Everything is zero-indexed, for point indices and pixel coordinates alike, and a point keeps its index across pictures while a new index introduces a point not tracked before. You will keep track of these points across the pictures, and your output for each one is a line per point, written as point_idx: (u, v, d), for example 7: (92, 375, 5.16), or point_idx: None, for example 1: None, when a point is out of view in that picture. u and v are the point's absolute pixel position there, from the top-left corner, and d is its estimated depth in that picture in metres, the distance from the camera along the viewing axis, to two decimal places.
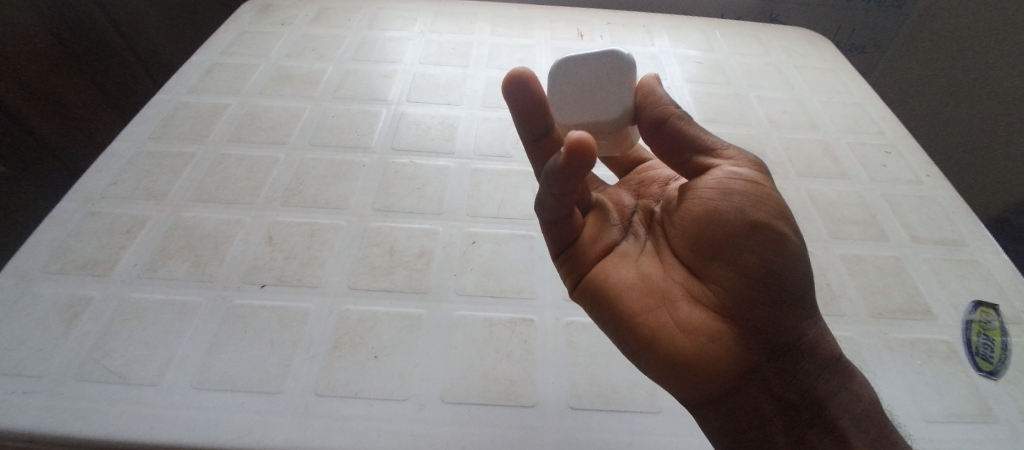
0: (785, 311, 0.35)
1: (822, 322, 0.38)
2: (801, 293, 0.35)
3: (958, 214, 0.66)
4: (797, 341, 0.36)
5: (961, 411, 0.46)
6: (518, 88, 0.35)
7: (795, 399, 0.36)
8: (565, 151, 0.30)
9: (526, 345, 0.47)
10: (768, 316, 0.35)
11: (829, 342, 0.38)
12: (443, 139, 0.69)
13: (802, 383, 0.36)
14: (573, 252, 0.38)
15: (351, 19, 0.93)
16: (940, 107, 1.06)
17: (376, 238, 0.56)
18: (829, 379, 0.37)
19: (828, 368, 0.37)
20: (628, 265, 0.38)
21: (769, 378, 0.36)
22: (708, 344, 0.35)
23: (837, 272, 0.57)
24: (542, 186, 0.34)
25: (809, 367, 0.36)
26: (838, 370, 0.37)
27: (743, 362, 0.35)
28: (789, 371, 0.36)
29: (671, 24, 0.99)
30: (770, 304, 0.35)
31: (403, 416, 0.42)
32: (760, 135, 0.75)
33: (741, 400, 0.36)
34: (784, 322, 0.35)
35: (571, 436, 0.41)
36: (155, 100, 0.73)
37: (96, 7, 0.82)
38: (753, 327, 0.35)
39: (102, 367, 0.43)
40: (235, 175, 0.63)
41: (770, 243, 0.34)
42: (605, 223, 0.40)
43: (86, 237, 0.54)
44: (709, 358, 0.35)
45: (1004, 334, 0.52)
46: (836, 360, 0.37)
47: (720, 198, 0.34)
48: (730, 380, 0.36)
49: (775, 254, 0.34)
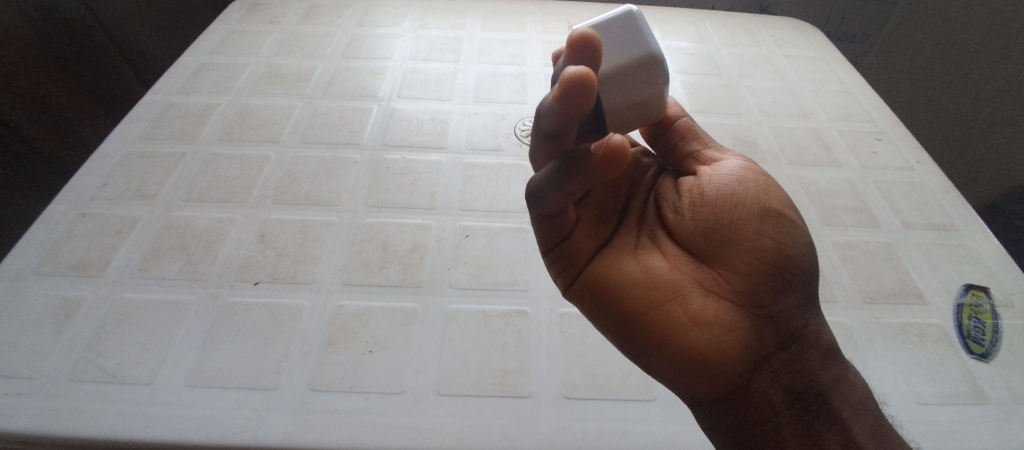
0: (792, 298, 0.35)
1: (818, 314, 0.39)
2: (804, 280, 0.36)
3: (948, 200, 0.66)
4: (802, 330, 0.36)
5: (953, 393, 0.47)
6: (587, 80, 0.26)
7: (805, 391, 0.35)
8: (603, 153, 0.27)
9: (520, 337, 0.47)
10: (777, 303, 0.35)
11: (826, 331, 0.38)
12: (434, 135, 0.69)
13: (810, 375, 0.35)
14: (570, 246, 0.36)
15: (341, 16, 0.92)
16: (931, 97, 1.07)
17: (369, 234, 0.56)
18: (833, 367, 0.36)
19: (831, 358, 0.37)
20: (632, 255, 0.36)
21: (778, 368, 0.35)
22: (720, 335, 0.34)
23: (830, 259, 0.58)
24: (554, 184, 0.31)
25: (814, 358, 0.36)
26: (838, 359, 0.37)
27: (753, 352, 0.35)
28: (797, 361, 0.35)
29: (662, 16, 0.99)
30: (780, 287, 0.35)
31: (400, 409, 0.42)
32: (752, 125, 0.75)
33: (750, 391, 0.35)
34: (790, 309, 0.35)
35: (568, 426, 0.42)
36: (144, 101, 0.72)
37: (86, 9, 0.82)
38: (762, 317, 0.35)
39: (96, 367, 0.43)
40: (227, 173, 0.62)
41: (779, 228, 0.35)
42: (596, 214, 0.38)
43: (76, 239, 0.54)
44: (720, 349, 0.34)
45: (995, 318, 0.53)
46: (835, 351, 0.37)
47: (736, 184, 0.35)
48: (740, 370, 0.34)
49: (784, 239, 0.35)
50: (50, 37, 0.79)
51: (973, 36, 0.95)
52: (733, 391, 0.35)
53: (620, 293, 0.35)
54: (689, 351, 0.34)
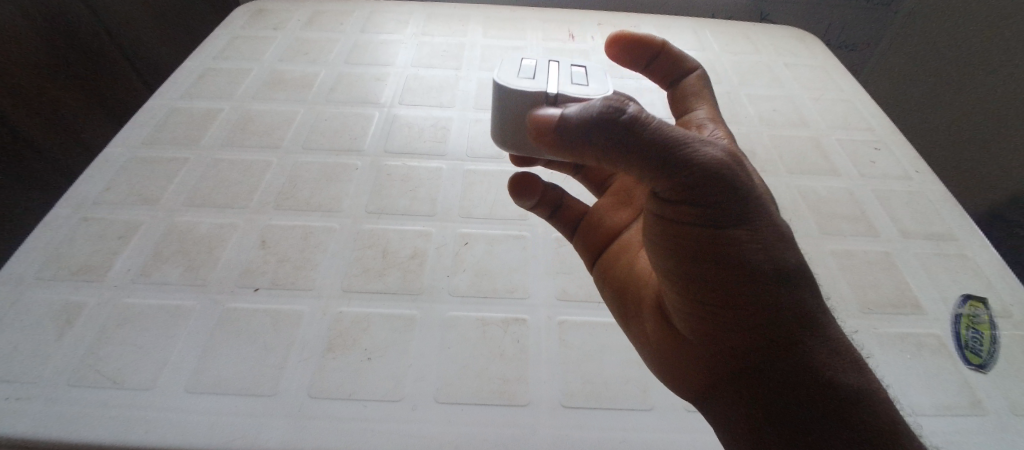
0: (754, 336, 0.30)
1: (838, 349, 0.30)
2: (776, 319, 0.29)
3: (947, 209, 0.67)
4: (775, 369, 0.30)
5: (951, 403, 0.47)
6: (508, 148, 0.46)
7: (768, 438, 0.30)
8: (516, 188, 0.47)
9: (519, 344, 0.48)
10: (731, 338, 0.31)
11: (831, 376, 0.29)
12: (435, 141, 0.70)
13: (785, 421, 0.30)
14: (584, 239, 0.48)
15: (343, 22, 0.93)
16: (931, 107, 1.07)
17: (369, 240, 0.56)
18: (826, 423, 0.29)
19: (826, 408, 0.29)
20: (629, 253, 0.43)
21: (738, 400, 0.32)
22: (679, 346, 0.36)
23: (829, 268, 0.58)
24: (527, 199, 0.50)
25: (796, 402, 0.30)
26: (847, 417, 0.29)
27: (714, 374, 0.33)
28: (765, 400, 0.31)
29: (661, 24, 1.00)
30: (730, 323, 0.31)
31: (397, 416, 0.42)
32: (750, 134, 0.76)
33: (711, 406, 0.35)
34: (752, 346, 0.30)
35: (565, 433, 0.42)
36: (148, 106, 0.73)
37: (90, 13, 0.83)
38: (720, 347, 0.32)
39: (97, 372, 0.44)
40: (229, 179, 0.63)
41: (719, 269, 0.29)
42: (613, 208, 0.47)
43: (79, 243, 0.54)
44: (680, 357, 0.36)
45: (993, 327, 0.53)
46: (842, 400, 0.29)
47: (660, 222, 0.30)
48: (698, 384, 0.35)
49: (727, 278, 0.29)
50: (50, 36, 0.79)
51: (975, 45, 0.96)
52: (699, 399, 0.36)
53: (613, 287, 0.44)
54: (653, 347, 0.39)
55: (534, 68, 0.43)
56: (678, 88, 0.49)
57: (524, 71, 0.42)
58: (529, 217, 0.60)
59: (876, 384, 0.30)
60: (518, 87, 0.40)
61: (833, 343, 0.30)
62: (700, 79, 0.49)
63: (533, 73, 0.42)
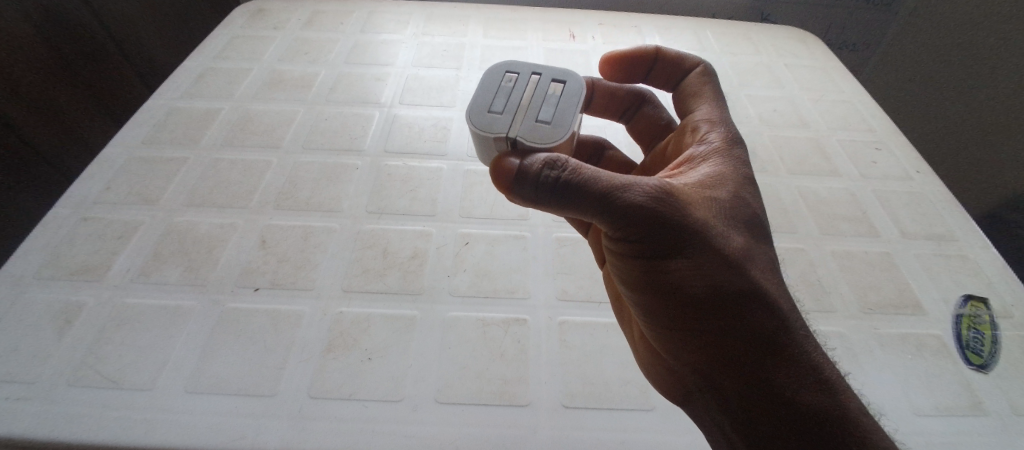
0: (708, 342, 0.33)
1: (796, 352, 0.32)
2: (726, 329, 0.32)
3: (947, 210, 0.66)
4: (732, 373, 0.33)
5: (952, 404, 0.47)
6: None
7: (735, 435, 0.34)
8: None
9: (519, 344, 0.48)
10: (690, 345, 0.35)
11: (785, 377, 0.31)
12: (435, 141, 0.69)
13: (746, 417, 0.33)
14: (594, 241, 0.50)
15: (343, 23, 0.93)
16: (934, 107, 1.07)
17: (368, 240, 0.56)
18: (786, 429, 0.31)
19: (780, 407, 0.31)
20: None
21: (711, 403, 0.35)
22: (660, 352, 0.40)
23: (829, 269, 0.58)
24: None
25: (754, 403, 0.32)
26: (806, 425, 0.30)
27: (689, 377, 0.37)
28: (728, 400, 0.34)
29: (662, 24, 1.00)
30: (688, 334, 0.34)
31: (397, 417, 0.42)
32: (751, 134, 0.76)
33: (694, 407, 0.38)
34: (708, 351, 0.34)
35: (565, 434, 0.42)
36: (147, 106, 0.73)
37: (90, 13, 0.83)
38: (684, 353, 0.36)
39: (96, 372, 0.43)
40: (228, 179, 0.63)
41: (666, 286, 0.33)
42: None
43: (78, 243, 0.54)
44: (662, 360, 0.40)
45: (994, 328, 0.53)
46: (794, 400, 0.31)
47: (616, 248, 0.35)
48: (680, 385, 0.39)
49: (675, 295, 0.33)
50: (49, 37, 0.79)
51: (977, 44, 0.95)
52: (684, 400, 0.39)
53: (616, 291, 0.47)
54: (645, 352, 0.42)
55: (505, 96, 0.38)
56: (681, 87, 0.48)
57: (499, 102, 0.38)
58: (529, 217, 0.60)
59: (847, 395, 0.31)
60: (492, 128, 0.36)
61: (791, 346, 0.32)
62: (701, 76, 0.47)
63: (506, 106, 0.37)
